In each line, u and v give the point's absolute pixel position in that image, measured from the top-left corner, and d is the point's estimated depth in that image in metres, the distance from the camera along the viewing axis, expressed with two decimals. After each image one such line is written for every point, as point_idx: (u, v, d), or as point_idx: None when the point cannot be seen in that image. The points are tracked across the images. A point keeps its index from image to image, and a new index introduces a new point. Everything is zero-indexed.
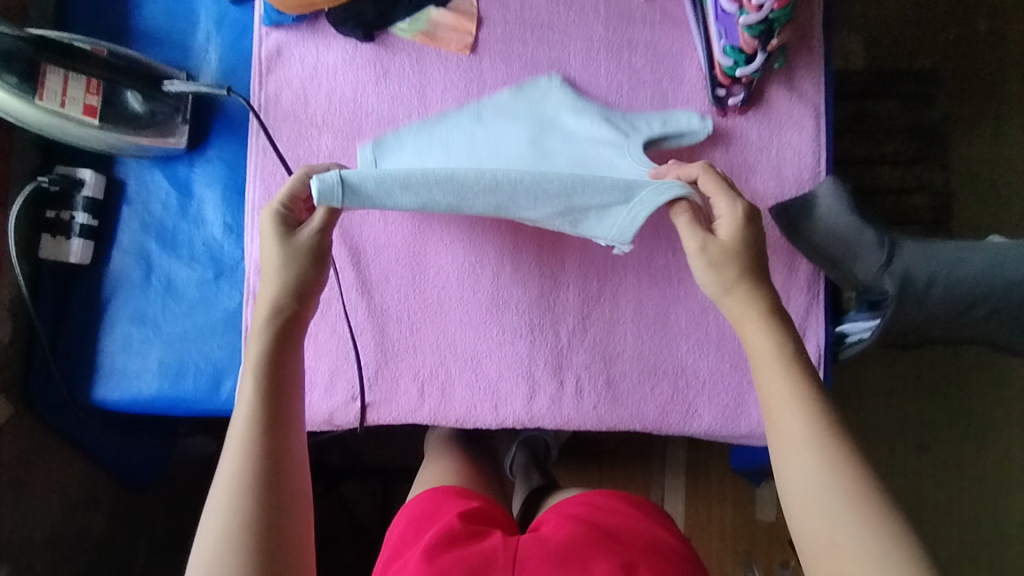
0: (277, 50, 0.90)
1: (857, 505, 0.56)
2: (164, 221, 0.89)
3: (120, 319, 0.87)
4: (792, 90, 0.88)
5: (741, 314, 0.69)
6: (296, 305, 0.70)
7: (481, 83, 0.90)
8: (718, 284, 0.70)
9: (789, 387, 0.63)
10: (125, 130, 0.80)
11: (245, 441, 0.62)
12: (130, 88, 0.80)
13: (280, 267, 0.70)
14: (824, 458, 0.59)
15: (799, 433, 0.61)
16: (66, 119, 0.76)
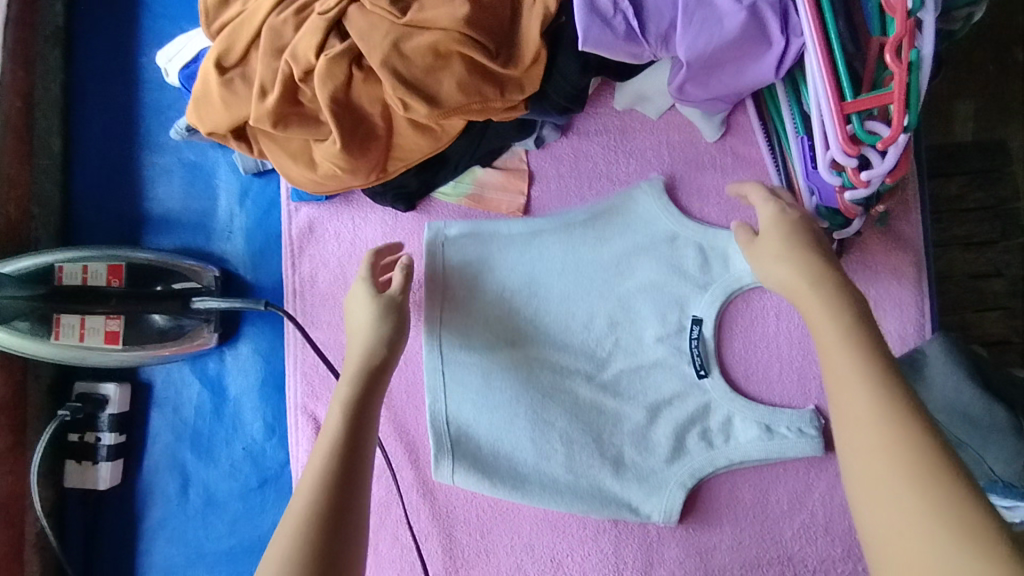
0: (310, 226, 0.81)
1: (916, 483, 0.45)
2: (198, 427, 0.80)
3: (160, 540, 0.79)
4: (888, 235, 0.78)
5: (802, 294, 0.60)
6: (391, 356, 0.67)
7: (539, 247, 0.81)
8: (788, 270, 0.61)
9: (864, 381, 0.51)
10: (152, 348, 0.72)
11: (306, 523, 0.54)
12: (154, 309, 0.71)
13: (371, 319, 0.68)
14: (913, 466, 0.46)
15: (864, 414, 0.50)
16: (88, 351, 0.70)
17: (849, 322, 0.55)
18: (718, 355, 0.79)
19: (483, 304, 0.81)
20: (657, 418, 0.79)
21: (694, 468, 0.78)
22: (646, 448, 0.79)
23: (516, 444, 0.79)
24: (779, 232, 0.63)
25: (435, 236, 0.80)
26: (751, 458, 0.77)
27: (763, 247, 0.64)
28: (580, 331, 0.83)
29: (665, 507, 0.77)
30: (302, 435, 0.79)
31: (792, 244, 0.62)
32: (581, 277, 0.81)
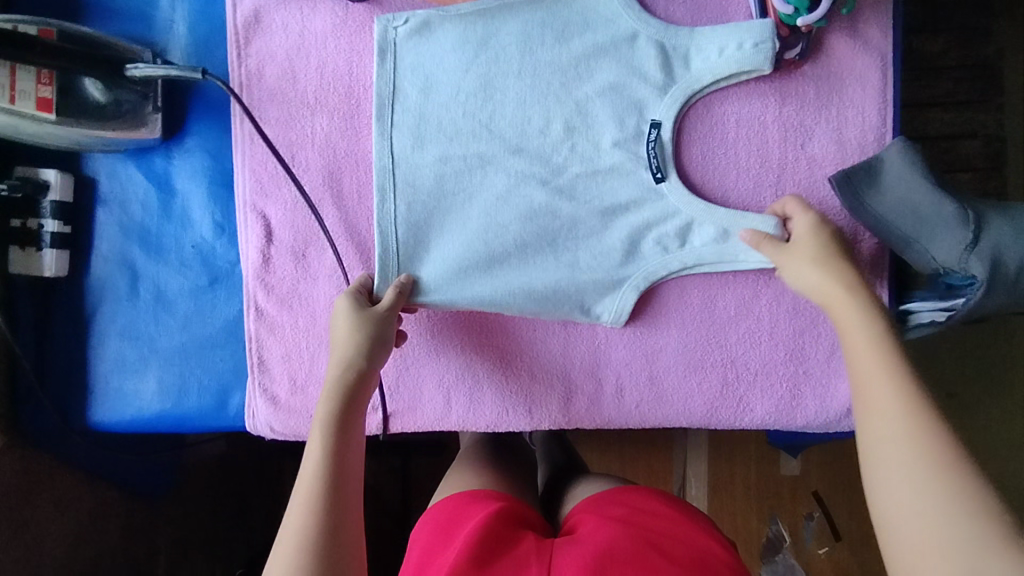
0: (256, 16, 0.77)
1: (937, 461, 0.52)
2: (145, 223, 0.79)
3: (110, 334, 0.79)
4: (855, 37, 0.76)
5: (836, 298, 0.66)
6: (376, 364, 0.70)
7: (494, 45, 0.77)
8: (817, 272, 0.68)
9: (889, 386, 0.58)
10: (87, 123, 0.69)
11: (309, 500, 0.60)
12: (87, 74, 0.68)
13: (351, 338, 0.70)
14: (923, 450, 0.53)
15: (904, 447, 0.54)
16: (19, 116, 0.66)
17: (875, 330, 0.62)
18: (676, 160, 0.77)
19: (437, 108, 0.77)
20: (612, 224, 0.77)
21: (646, 271, 0.77)
22: (601, 253, 0.77)
23: (470, 251, 0.77)
24: (812, 233, 0.70)
25: (385, 31, 0.76)
26: (703, 261, 0.77)
27: (790, 254, 0.70)
28: (529, 122, 0.78)
29: (615, 308, 0.78)
30: (252, 233, 0.78)
31: (824, 247, 0.69)
32: (538, 88, 0.77)
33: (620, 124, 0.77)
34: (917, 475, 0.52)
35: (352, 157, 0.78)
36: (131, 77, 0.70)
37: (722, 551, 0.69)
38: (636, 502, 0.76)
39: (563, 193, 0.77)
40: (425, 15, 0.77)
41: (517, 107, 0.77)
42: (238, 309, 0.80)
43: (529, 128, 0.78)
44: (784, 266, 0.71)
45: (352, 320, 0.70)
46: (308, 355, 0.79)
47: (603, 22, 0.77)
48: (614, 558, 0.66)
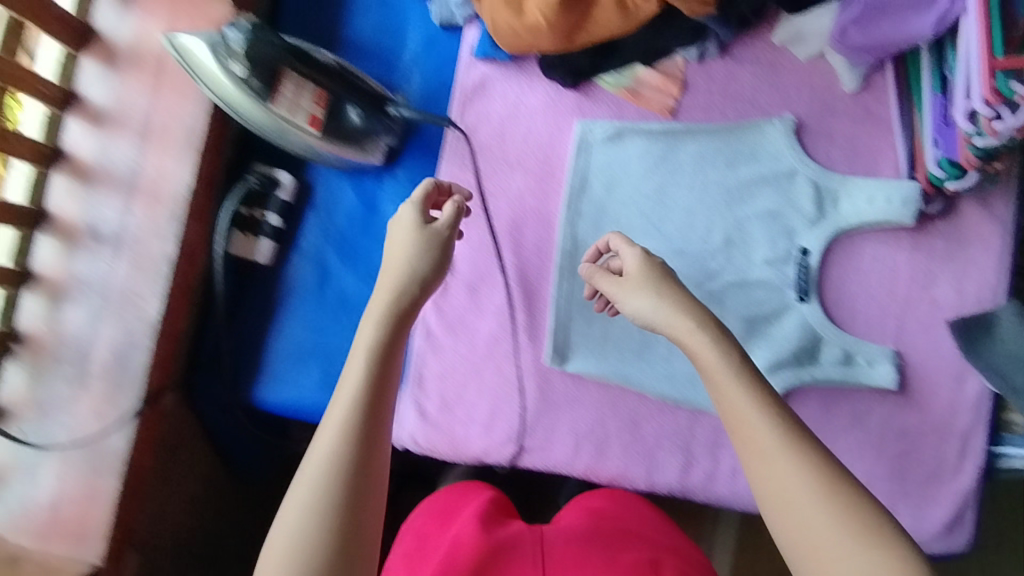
0: (482, 82, 0.89)
1: (838, 505, 0.51)
2: (345, 233, 0.89)
3: (291, 321, 0.88)
4: (985, 206, 0.88)
5: (686, 331, 0.60)
6: (421, 297, 0.62)
7: (678, 150, 0.89)
8: (652, 304, 0.63)
9: (782, 446, 0.54)
10: (340, 143, 0.81)
11: (327, 475, 0.51)
12: (352, 103, 0.80)
13: (411, 252, 0.63)
14: (844, 515, 0.50)
15: (801, 496, 0.52)
16: (292, 125, 0.77)
17: (738, 369, 0.58)
18: (818, 283, 0.88)
19: (617, 203, 0.89)
20: (754, 332, 0.87)
21: (782, 380, 0.86)
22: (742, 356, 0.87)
23: (628, 335, 0.87)
24: (639, 268, 0.65)
25: (585, 130, 0.89)
26: (829, 379, 0.86)
27: (628, 286, 0.65)
28: (694, 232, 0.89)
29: None
30: None
31: (651, 279, 0.64)
32: (705, 205, 0.89)
33: (773, 246, 0.88)
34: (833, 541, 0.50)
35: (537, 215, 0.89)
36: (387, 113, 0.83)
37: (694, 550, 0.72)
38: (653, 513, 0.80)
39: (715, 296, 0.88)
40: (617, 123, 0.89)
41: (685, 216, 0.89)
42: (408, 326, 0.89)
43: (694, 234, 0.89)
44: (611, 291, 0.66)
45: (414, 236, 0.64)
46: (461, 380, 0.88)
47: (769, 158, 0.89)
48: (603, 532, 0.71)
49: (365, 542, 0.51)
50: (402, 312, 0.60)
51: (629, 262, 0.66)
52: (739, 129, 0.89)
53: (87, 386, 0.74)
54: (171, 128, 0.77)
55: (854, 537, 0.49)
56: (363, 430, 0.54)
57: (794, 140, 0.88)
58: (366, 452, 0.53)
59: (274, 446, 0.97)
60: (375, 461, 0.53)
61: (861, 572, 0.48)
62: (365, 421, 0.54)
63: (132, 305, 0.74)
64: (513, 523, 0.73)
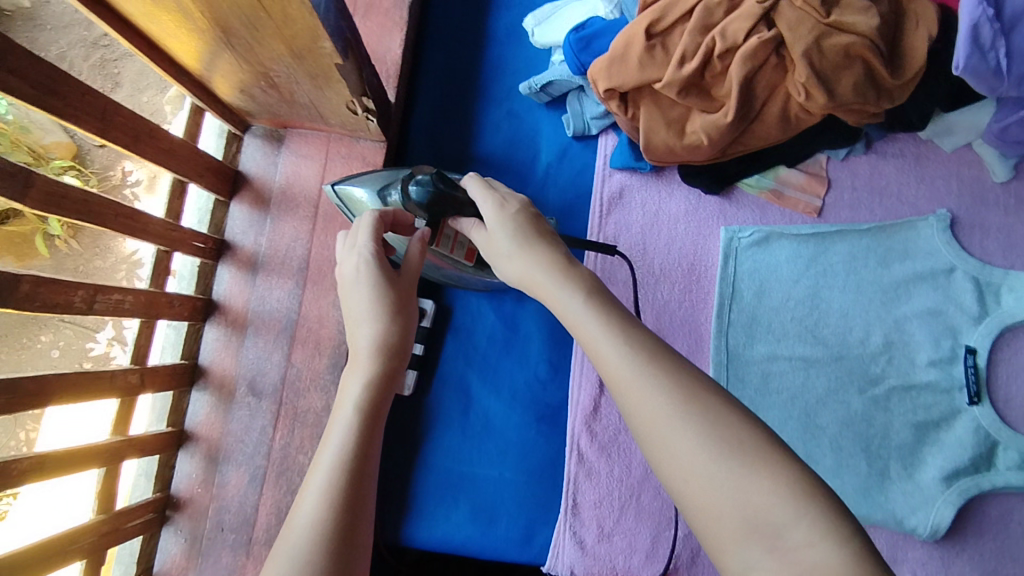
0: (620, 192, 0.88)
1: (685, 412, 0.45)
2: (487, 355, 0.86)
3: (437, 451, 0.84)
4: None
5: (540, 285, 0.58)
6: (403, 356, 0.59)
7: (827, 249, 0.86)
8: (510, 247, 0.60)
9: (611, 342, 0.51)
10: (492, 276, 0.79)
11: (317, 538, 0.47)
12: None
13: (369, 302, 0.58)
14: (688, 415, 0.45)
15: (658, 414, 0.46)
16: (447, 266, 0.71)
17: (627, 344, 0.50)
18: (989, 383, 0.84)
19: (768, 309, 0.86)
20: (925, 440, 0.83)
21: (961, 489, 0.81)
22: (913, 465, 0.82)
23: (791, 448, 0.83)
24: (498, 221, 0.61)
25: (730, 235, 0.86)
26: (1010, 486, 0.82)
27: (495, 245, 0.62)
28: (852, 335, 0.85)
29: (932, 523, 0.80)
30: (586, 379, 0.85)
31: (515, 228, 0.60)
32: (860, 306, 0.85)
33: (938, 347, 0.84)
34: (691, 468, 0.43)
35: (685, 326, 0.86)
36: None
37: None
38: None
39: (880, 401, 0.84)
40: (762, 227, 0.87)
41: (840, 318, 0.85)
42: (558, 449, 0.85)
43: (852, 336, 0.85)
44: (489, 253, 0.63)
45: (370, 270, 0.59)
46: (619, 505, 0.83)
47: (924, 255, 0.86)
48: None
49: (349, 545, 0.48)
50: (387, 363, 0.57)
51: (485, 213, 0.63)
52: (890, 226, 0.86)
53: (252, 553, 0.69)
54: (326, 269, 0.73)
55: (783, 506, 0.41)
56: (347, 497, 0.50)
57: (949, 236, 0.85)
58: (348, 521, 0.49)
59: None
60: (363, 491, 0.51)
61: (733, 506, 0.41)
62: (350, 482, 0.51)
63: (296, 466, 0.70)
64: None
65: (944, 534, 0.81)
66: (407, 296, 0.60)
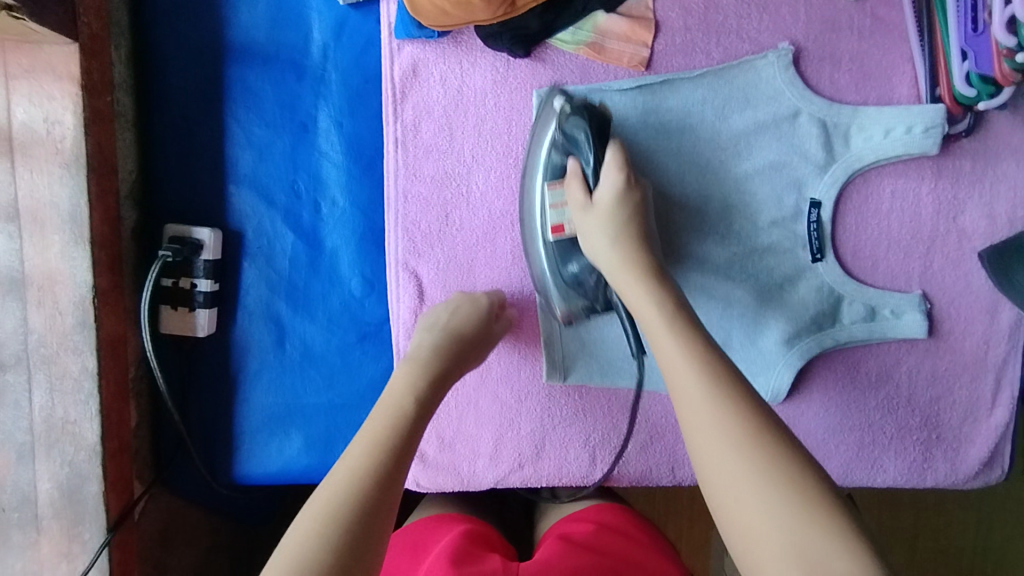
0: (414, 68, 0.74)
1: (750, 449, 0.49)
2: (293, 278, 0.77)
3: (257, 388, 0.78)
4: (1015, 113, 0.76)
5: (628, 284, 0.64)
6: (453, 369, 0.67)
7: (659, 107, 0.75)
8: (607, 244, 0.67)
9: (689, 364, 0.55)
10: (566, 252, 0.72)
11: (360, 471, 0.53)
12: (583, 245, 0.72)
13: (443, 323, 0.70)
14: (741, 441, 0.49)
15: (721, 430, 0.50)
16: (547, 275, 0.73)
17: (680, 335, 0.58)
18: (833, 238, 0.78)
19: None
20: (767, 305, 0.78)
21: (803, 350, 0.78)
22: (756, 331, 0.78)
23: None
24: (611, 204, 0.67)
25: (545, 103, 0.74)
26: (854, 339, 0.79)
27: (596, 219, 0.67)
28: (689, 203, 0.77)
29: (773, 387, 0.79)
30: (404, 292, 0.77)
31: (615, 217, 0.67)
32: (697, 170, 0.76)
33: (783, 204, 0.76)
34: (745, 486, 0.48)
35: (506, 217, 0.77)
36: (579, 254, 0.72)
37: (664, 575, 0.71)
38: (582, 513, 0.81)
39: (721, 272, 0.78)
40: (584, 90, 0.74)
41: (676, 186, 0.76)
42: (386, 368, 0.79)
43: (689, 205, 0.76)
44: (584, 230, 0.68)
45: (456, 316, 0.70)
46: (456, 414, 0.80)
47: (767, 99, 0.75)
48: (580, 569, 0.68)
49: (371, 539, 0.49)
50: (438, 370, 0.66)
51: (602, 192, 0.68)
52: (726, 69, 0.75)
53: (42, 528, 0.66)
54: (42, 214, 0.63)
55: (766, 496, 0.47)
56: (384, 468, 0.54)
57: (792, 74, 0.74)
58: (385, 479, 0.53)
59: (273, 494, 0.92)
60: (396, 479, 0.54)
61: (763, 522, 0.46)
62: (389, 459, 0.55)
63: (68, 435, 0.65)
64: (490, 558, 0.68)
65: (786, 395, 0.80)
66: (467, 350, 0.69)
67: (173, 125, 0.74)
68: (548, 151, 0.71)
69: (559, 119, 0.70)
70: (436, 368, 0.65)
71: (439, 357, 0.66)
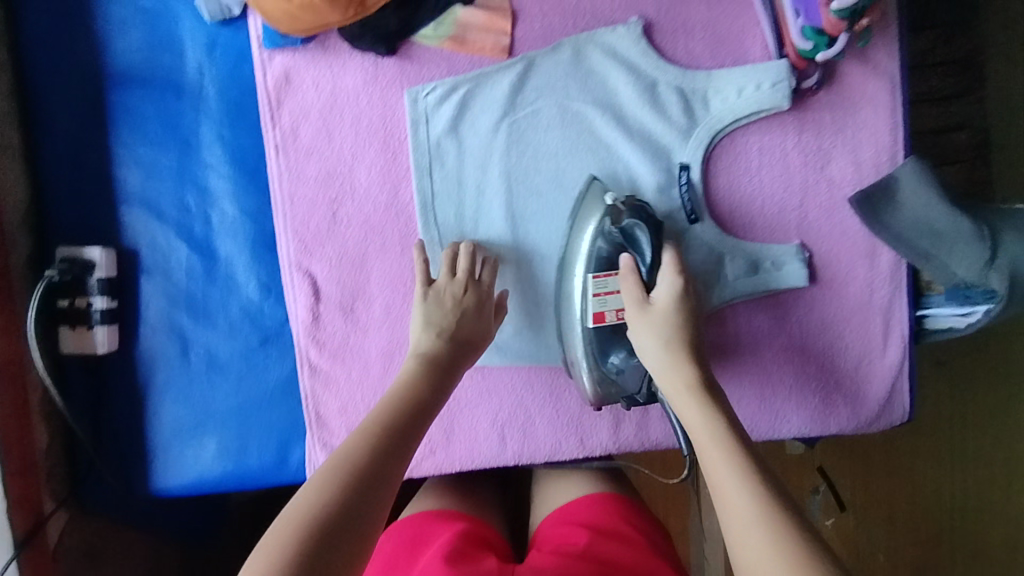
0: (286, 76, 0.77)
1: (772, 522, 0.51)
2: (191, 290, 0.80)
3: (166, 399, 0.80)
4: (865, 63, 0.80)
5: (655, 319, 0.70)
6: (455, 351, 0.71)
7: (523, 90, 0.79)
8: (658, 345, 0.68)
9: (710, 429, 0.60)
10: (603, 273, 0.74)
11: (353, 454, 0.57)
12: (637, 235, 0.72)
13: (432, 317, 0.72)
14: (756, 507, 0.53)
15: (736, 496, 0.54)
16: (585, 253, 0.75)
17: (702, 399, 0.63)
18: (707, 198, 0.81)
19: (475, 171, 0.79)
20: None
21: None
22: None
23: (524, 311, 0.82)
24: (672, 268, 0.71)
25: (416, 98, 0.78)
26: (741, 293, 0.81)
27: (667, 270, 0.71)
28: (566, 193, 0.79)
29: None
30: (299, 291, 0.79)
31: (671, 275, 0.71)
32: (569, 148, 0.80)
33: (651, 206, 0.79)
34: (747, 523, 0.52)
35: (392, 210, 0.79)
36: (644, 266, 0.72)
37: None
38: (569, 514, 0.77)
39: None
40: (452, 81, 0.78)
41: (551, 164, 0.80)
42: (291, 368, 0.81)
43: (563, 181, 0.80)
44: (633, 313, 0.71)
45: (428, 321, 0.72)
46: (364, 405, 0.81)
47: (626, 72, 0.79)
48: None
49: (359, 523, 0.52)
50: (442, 357, 0.70)
51: (660, 295, 0.70)
52: (584, 48, 0.79)
53: None
54: None
55: (768, 531, 0.51)
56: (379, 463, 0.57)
57: (644, 46, 0.78)
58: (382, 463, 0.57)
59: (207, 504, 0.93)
60: (393, 477, 0.57)
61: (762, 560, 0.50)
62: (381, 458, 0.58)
63: None
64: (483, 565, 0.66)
65: None
66: (465, 347, 0.72)
67: (61, 154, 0.77)
68: (592, 241, 0.75)
69: (614, 216, 0.74)
70: (446, 355, 0.70)
71: (446, 354, 0.70)
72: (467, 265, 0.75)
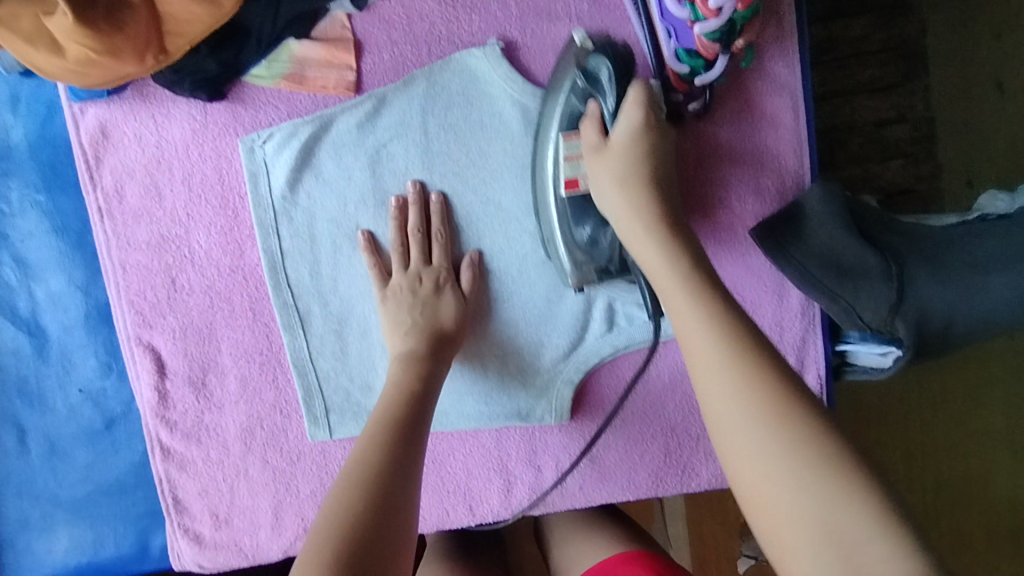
0: (102, 131, 0.68)
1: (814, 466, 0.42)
2: (21, 371, 0.72)
3: (5, 492, 0.73)
4: (760, 77, 0.71)
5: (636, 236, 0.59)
6: (438, 329, 0.68)
7: (374, 130, 0.70)
8: (614, 186, 0.62)
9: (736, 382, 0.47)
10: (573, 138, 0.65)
11: (356, 470, 0.53)
12: (599, 74, 0.63)
13: (398, 313, 0.69)
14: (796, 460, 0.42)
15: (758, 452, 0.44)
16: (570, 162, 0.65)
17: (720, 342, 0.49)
18: None
19: (326, 223, 0.71)
20: (534, 320, 0.73)
21: (581, 361, 0.73)
22: (534, 351, 0.73)
23: None
24: (626, 145, 0.62)
25: (252, 146, 0.69)
26: (634, 342, 0.73)
27: (612, 159, 0.62)
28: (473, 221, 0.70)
29: (557, 406, 0.74)
30: (142, 368, 0.72)
31: (630, 164, 0.62)
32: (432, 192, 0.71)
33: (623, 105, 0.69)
34: (781, 466, 0.42)
35: (238, 272, 0.71)
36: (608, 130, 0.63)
37: None
38: None
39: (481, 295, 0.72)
40: (291, 124, 0.69)
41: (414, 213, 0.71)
42: (143, 450, 0.74)
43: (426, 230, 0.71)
44: (595, 176, 0.63)
45: (397, 321, 0.69)
46: (226, 486, 0.73)
47: (490, 102, 0.70)
48: None
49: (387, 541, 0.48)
50: (432, 339, 0.68)
51: (616, 132, 0.62)
52: (439, 78, 0.69)
53: None
54: None
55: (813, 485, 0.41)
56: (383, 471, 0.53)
57: (507, 70, 0.69)
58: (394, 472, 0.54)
59: None
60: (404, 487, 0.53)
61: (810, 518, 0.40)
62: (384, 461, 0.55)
63: None
64: None
65: (574, 412, 0.75)
66: (441, 344, 0.68)
67: None
68: (565, 96, 0.65)
69: (579, 58, 0.64)
70: (426, 348, 0.67)
71: (429, 343, 0.67)
72: (418, 254, 0.70)
